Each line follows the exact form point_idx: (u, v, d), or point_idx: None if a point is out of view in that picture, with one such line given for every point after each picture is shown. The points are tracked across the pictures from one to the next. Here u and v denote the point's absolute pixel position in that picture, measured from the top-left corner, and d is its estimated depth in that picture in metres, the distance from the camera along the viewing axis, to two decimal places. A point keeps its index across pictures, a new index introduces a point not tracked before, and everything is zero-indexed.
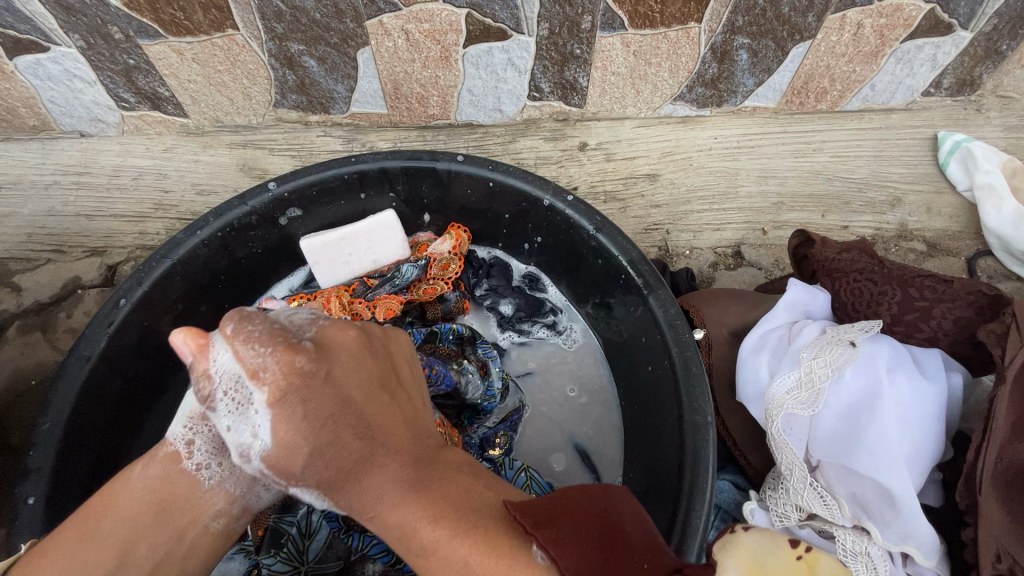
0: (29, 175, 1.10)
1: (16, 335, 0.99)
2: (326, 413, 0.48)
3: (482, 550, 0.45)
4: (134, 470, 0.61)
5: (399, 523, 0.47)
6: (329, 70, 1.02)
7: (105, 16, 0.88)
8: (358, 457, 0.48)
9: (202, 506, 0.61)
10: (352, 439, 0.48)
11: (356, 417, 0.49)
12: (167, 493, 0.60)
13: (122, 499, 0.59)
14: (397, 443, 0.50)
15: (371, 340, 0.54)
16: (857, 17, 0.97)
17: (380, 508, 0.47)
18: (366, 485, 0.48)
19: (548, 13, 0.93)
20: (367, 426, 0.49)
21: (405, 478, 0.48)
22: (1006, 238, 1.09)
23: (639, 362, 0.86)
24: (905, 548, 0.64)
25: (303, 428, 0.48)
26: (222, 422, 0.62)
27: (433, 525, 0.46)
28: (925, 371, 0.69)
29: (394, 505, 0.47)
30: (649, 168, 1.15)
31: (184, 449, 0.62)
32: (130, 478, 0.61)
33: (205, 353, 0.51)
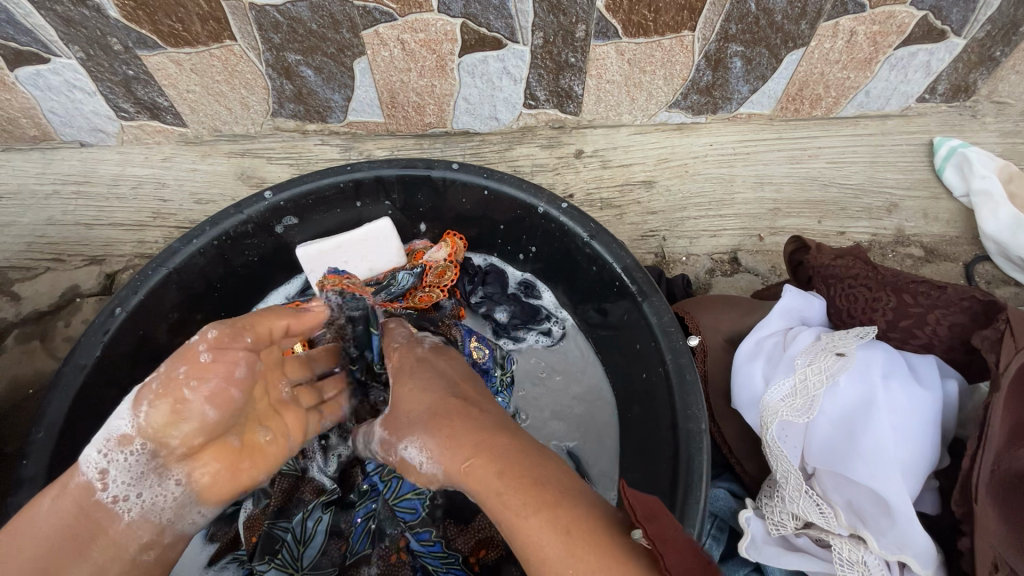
0: (29, 185, 1.11)
1: (14, 343, 0.99)
2: (435, 429, 0.64)
3: (576, 543, 0.50)
4: (42, 503, 0.58)
5: (506, 506, 0.54)
6: (326, 80, 1.03)
7: (104, 27, 0.89)
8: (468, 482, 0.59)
9: (120, 536, 0.61)
10: (447, 421, 0.64)
11: (459, 438, 0.62)
12: (84, 524, 0.59)
13: (37, 530, 0.56)
14: (467, 444, 0.61)
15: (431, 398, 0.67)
16: (850, 24, 0.98)
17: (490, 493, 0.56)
18: (467, 447, 0.61)
19: (542, 22, 0.93)
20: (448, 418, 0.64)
21: (501, 480, 0.56)
22: (1004, 243, 1.09)
23: (634, 368, 0.86)
24: (902, 557, 0.63)
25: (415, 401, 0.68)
26: (136, 455, 0.61)
27: (529, 514, 0.53)
28: (920, 378, 0.69)
29: (508, 522, 0.54)
30: (645, 175, 1.15)
31: (99, 479, 0.60)
32: (39, 512, 0.57)
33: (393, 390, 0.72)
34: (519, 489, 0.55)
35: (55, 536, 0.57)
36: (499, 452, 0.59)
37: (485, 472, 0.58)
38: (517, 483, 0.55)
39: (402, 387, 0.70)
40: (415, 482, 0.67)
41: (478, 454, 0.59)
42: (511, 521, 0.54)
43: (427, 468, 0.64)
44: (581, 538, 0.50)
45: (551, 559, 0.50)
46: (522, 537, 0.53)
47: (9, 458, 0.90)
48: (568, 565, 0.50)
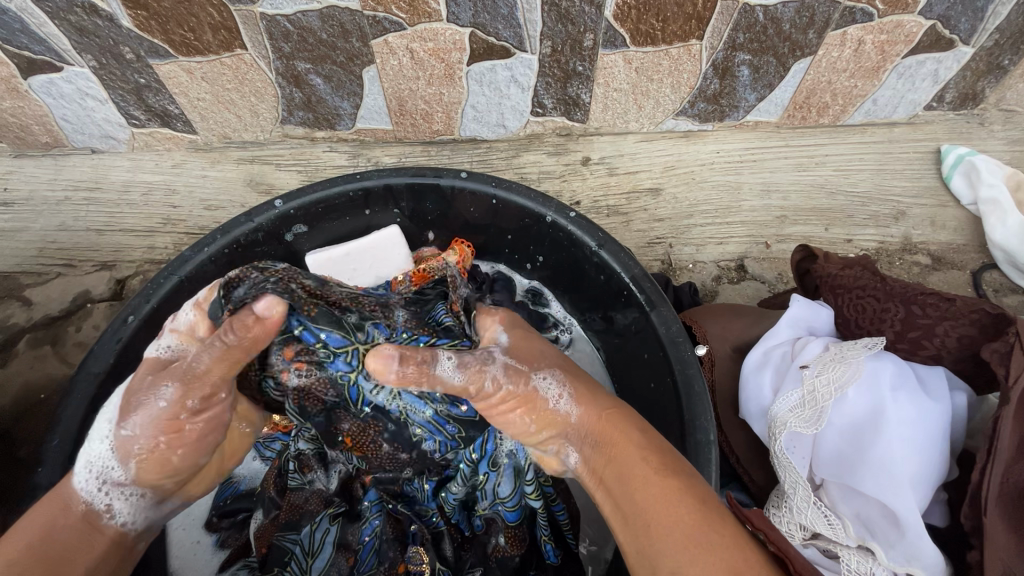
0: (41, 191, 1.12)
1: (25, 348, 1.00)
2: (580, 380, 0.65)
3: (711, 517, 0.52)
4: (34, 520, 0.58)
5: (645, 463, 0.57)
6: (335, 88, 1.04)
7: (117, 37, 0.90)
8: (605, 436, 0.61)
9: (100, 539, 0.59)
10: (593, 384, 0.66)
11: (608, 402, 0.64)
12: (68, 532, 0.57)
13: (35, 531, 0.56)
14: (610, 409, 0.63)
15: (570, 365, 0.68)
16: (858, 33, 0.98)
17: (631, 451, 0.58)
18: (610, 411, 0.62)
19: (551, 32, 0.94)
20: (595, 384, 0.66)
21: (647, 446, 0.58)
22: (1011, 251, 1.09)
23: (642, 376, 0.86)
24: (911, 569, 0.63)
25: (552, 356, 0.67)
26: (110, 472, 0.60)
27: (669, 478, 0.55)
28: (928, 389, 0.69)
29: (640, 481, 0.55)
30: (651, 182, 1.16)
31: (104, 504, 0.60)
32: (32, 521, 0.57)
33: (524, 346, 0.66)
34: (663, 460, 0.57)
35: (45, 532, 0.56)
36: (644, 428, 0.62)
37: (631, 432, 0.60)
38: (658, 456, 0.58)
39: (539, 338, 0.69)
40: (530, 421, 0.62)
41: (618, 411, 0.63)
42: (638, 480, 0.56)
43: (564, 405, 0.63)
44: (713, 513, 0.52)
45: (681, 521, 0.51)
46: (655, 491, 0.54)
47: (21, 463, 0.91)
48: (690, 526, 0.51)
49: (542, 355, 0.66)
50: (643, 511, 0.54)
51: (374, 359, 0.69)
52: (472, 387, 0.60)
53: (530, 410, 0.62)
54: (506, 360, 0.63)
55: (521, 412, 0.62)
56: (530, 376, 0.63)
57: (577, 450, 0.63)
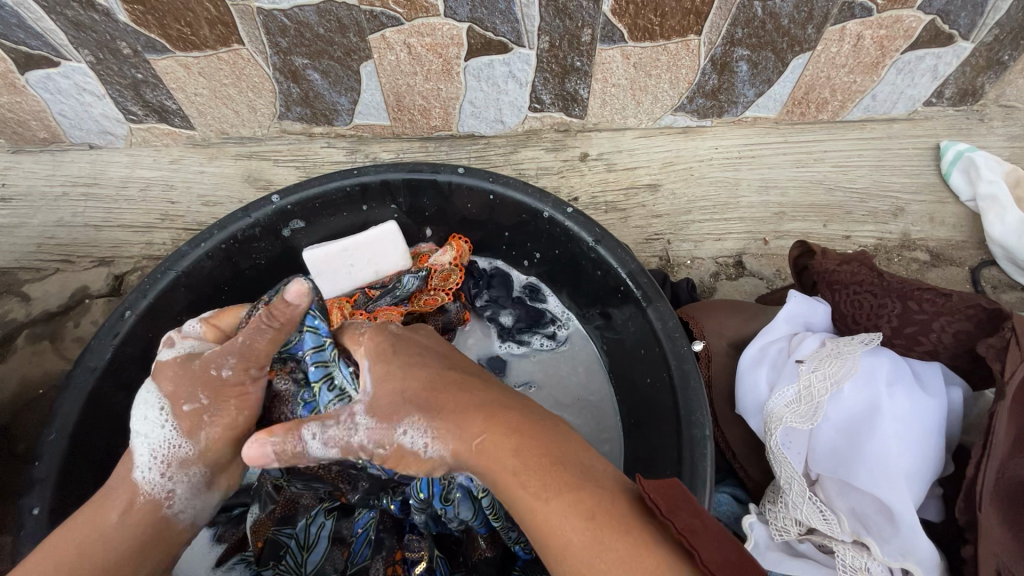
0: (39, 187, 1.12)
1: (24, 344, 1.00)
2: (447, 413, 0.57)
3: (601, 525, 0.48)
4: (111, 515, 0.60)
5: (523, 482, 0.51)
6: (332, 83, 1.03)
7: (114, 32, 0.89)
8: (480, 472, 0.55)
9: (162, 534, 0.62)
10: (464, 395, 0.59)
11: (481, 407, 0.57)
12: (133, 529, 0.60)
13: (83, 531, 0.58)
14: (473, 423, 0.56)
15: (443, 377, 0.60)
16: (856, 28, 0.97)
17: (501, 469, 0.52)
18: (473, 429, 0.55)
19: (549, 27, 0.94)
20: (463, 391, 0.59)
21: (518, 453, 0.53)
22: (1010, 248, 1.09)
23: (639, 372, 0.86)
24: (906, 564, 0.64)
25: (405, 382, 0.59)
26: (171, 455, 0.63)
27: (549, 488, 0.50)
28: (924, 386, 0.69)
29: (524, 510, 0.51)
30: (650, 178, 1.16)
31: (164, 494, 0.63)
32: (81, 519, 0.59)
33: (384, 382, 0.60)
34: (535, 472, 0.51)
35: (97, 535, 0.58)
36: (523, 429, 0.55)
37: (498, 447, 0.53)
38: (536, 460, 0.52)
39: (389, 360, 0.62)
40: (411, 472, 0.59)
41: (492, 424, 0.55)
42: (522, 491, 0.51)
43: (433, 449, 0.56)
44: (599, 521, 0.48)
45: (572, 545, 0.48)
46: (537, 500, 0.50)
47: (19, 458, 0.91)
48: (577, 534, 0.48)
49: (401, 397, 0.58)
50: (532, 524, 0.50)
51: (341, 358, 0.72)
52: (340, 416, 0.59)
53: (406, 452, 0.57)
54: (365, 411, 0.59)
55: (400, 460, 0.57)
56: (392, 429, 0.57)
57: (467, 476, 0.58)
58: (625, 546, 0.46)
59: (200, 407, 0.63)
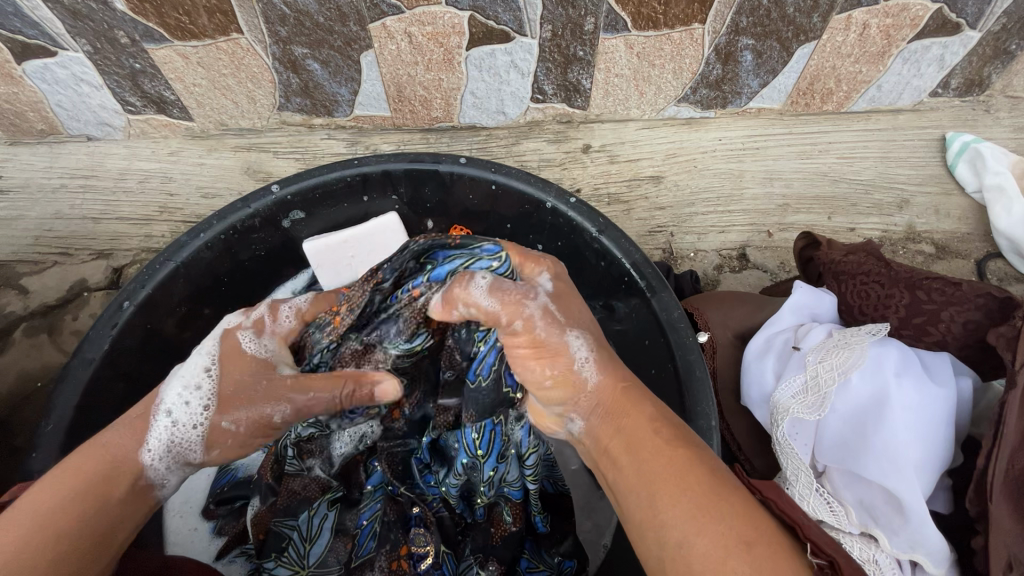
0: (37, 178, 1.11)
1: (22, 337, 0.99)
2: (606, 346, 0.62)
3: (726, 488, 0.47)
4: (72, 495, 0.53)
5: (652, 433, 0.52)
6: (333, 73, 1.02)
7: (111, 20, 0.88)
8: (607, 408, 0.57)
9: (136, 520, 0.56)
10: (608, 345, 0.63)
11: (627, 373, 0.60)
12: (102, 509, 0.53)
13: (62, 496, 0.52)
14: (616, 371, 0.59)
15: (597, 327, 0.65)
16: (862, 17, 0.96)
17: (635, 421, 0.54)
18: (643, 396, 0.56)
19: (551, 15, 0.92)
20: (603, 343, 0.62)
21: (652, 415, 0.54)
22: (1016, 240, 1.08)
23: (643, 364, 0.85)
24: (914, 556, 0.63)
25: (580, 313, 0.63)
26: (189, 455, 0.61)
27: (674, 448, 0.51)
28: (933, 376, 0.68)
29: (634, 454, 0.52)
30: (653, 170, 1.15)
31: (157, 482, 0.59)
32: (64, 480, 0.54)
33: (566, 304, 0.63)
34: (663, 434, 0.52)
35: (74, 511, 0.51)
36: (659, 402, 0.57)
37: (642, 403, 0.56)
38: (672, 424, 0.53)
39: (581, 297, 0.66)
40: (547, 374, 0.60)
41: (635, 385, 0.58)
42: (647, 447, 0.51)
43: (587, 371, 0.59)
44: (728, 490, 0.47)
45: (689, 497, 0.46)
46: (668, 466, 0.49)
47: (18, 450, 0.90)
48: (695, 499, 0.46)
49: (578, 314, 0.63)
50: (646, 485, 0.49)
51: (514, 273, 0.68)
52: (502, 310, 0.61)
53: (551, 343, 0.60)
54: (548, 300, 0.62)
55: (540, 336, 0.60)
56: (563, 330, 0.60)
57: (586, 420, 0.59)
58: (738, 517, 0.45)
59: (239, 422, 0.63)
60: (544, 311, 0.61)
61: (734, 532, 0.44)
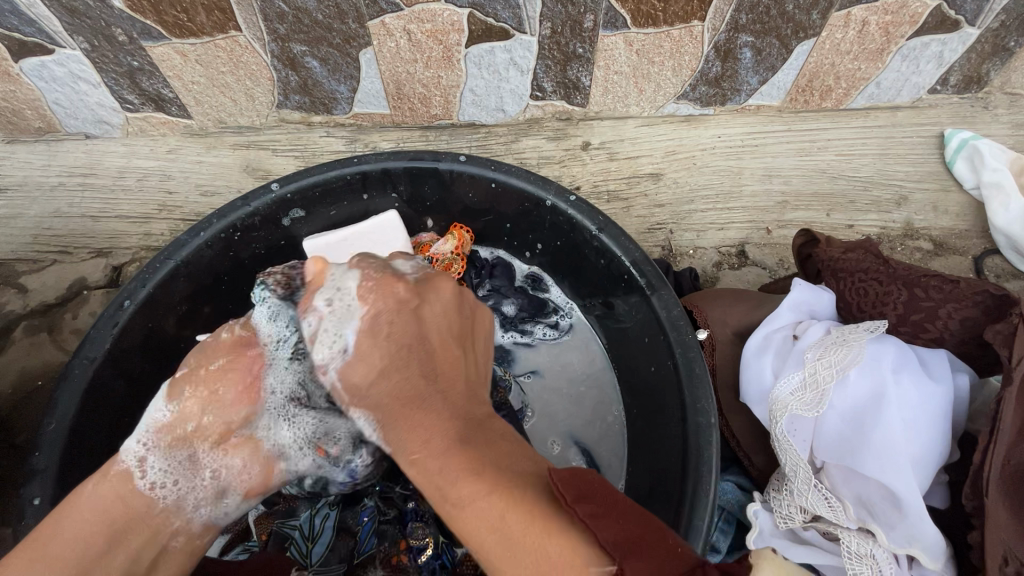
0: (35, 177, 1.11)
1: (22, 335, 0.99)
2: (388, 339, 0.59)
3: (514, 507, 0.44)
4: (86, 486, 0.61)
5: (441, 474, 0.48)
6: (332, 71, 1.02)
7: (109, 18, 0.88)
8: (402, 399, 0.55)
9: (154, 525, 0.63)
10: (418, 375, 0.56)
11: (425, 353, 0.58)
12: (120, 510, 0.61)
13: (79, 523, 0.59)
14: (447, 376, 0.57)
15: (464, 304, 0.64)
16: (862, 14, 0.96)
17: (426, 452, 0.50)
18: (422, 424, 0.52)
19: (550, 12, 0.92)
20: (432, 365, 0.57)
21: (457, 438, 0.50)
22: (1014, 236, 1.08)
23: (642, 362, 0.86)
24: (911, 550, 0.63)
25: (383, 349, 0.58)
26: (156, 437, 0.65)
27: (471, 478, 0.46)
28: (931, 372, 0.69)
29: (440, 456, 0.49)
30: (652, 167, 1.15)
31: (138, 469, 0.63)
32: (79, 501, 0.60)
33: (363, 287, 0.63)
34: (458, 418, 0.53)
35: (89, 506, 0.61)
36: (457, 414, 0.53)
37: (433, 423, 0.52)
38: (462, 452, 0.49)
39: (405, 277, 0.64)
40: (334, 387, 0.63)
41: (450, 394, 0.55)
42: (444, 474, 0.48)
43: (354, 366, 0.60)
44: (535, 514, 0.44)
45: (484, 520, 0.44)
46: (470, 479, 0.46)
47: (20, 449, 0.91)
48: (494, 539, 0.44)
49: (409, 328, 0.59)
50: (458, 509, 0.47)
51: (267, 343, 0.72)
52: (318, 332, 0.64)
53: (393, 332, 0.59)
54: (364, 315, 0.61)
55: (375, 320, 0.60)
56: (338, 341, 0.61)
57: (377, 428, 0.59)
58: (551, 545, 0.42)
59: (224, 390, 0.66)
60: (343, 308, 0.63)
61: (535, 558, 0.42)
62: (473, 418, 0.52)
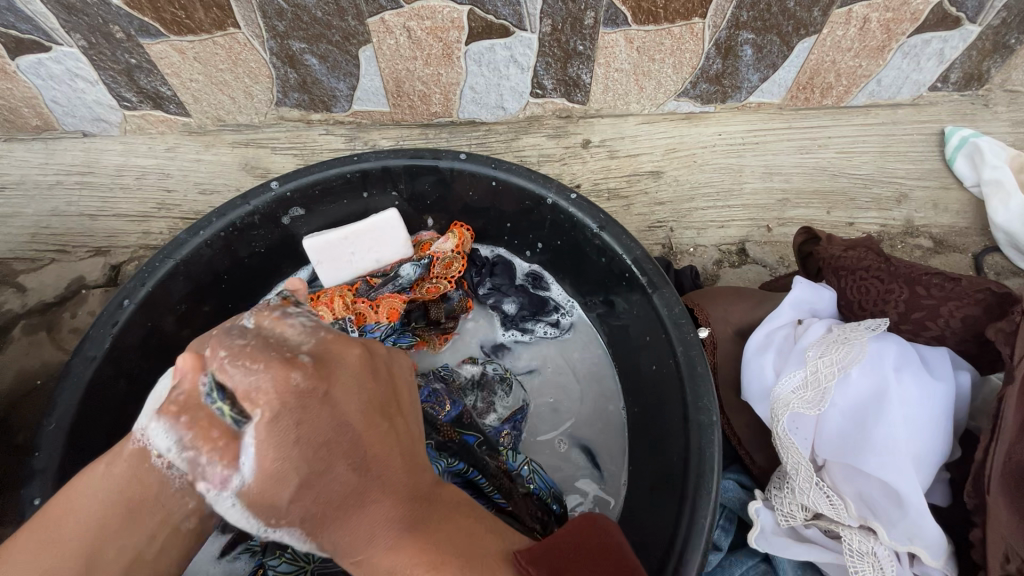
0: (32, 175, 1.10)
1: (21, 335, 0.99)
2: (306, 444, 0.49)
3: None
4: (97, 468, 0.56)
5: (393, 567, 0.49)
6: (331, 68, 1.01)
7: (106, 15, 0.87)
8: (332, 502, 0.50)
9: (172, 504, 0.56)
10: (348, 467, 0.50)
11: (356, 442, 0.51)
12: (139, 489, 0.55)
13: (93, 494, 0.54)
14: (387, 457, 0.52)
15: (378, 361, 0.56)
16: (863, 11, 0.96)
17: (371, 549, 0.50)
18: (357, 520, 0.51)
19: (551, 10, 0.92)
20: (363, 452, 0.51)
21: (399, 513, 0.51)
22: (1014, 234, 1.08)
23: (644, 360, 0.86)
24: (911, 547, 0.64)
25: (295, 454, 0.48)
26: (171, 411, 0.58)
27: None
28: (932, 370, 0.69)
29: (387, 548, 0.50)
30: (652, 165, 1.14)
31: (152, 444, 0.56)
32: (91, 479, 0.55)
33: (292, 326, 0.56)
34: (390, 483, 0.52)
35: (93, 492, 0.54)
36: (403, 489, 0.53)
37: (383, 520, 0.51)
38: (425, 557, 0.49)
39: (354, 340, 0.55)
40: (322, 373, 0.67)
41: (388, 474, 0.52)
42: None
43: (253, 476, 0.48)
44: None
45: None
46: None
47: (19, 449, 0.90)
48: None
49: (345, 398, 0.51)
50: None
51: None
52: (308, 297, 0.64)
53: (307, 439, 0.49)
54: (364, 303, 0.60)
55: (280, 412, 0.48)
56: (237, 432, 0.49)
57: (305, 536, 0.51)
58: None
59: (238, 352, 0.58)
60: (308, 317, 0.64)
61: None
62: (422, 508, 0.52)
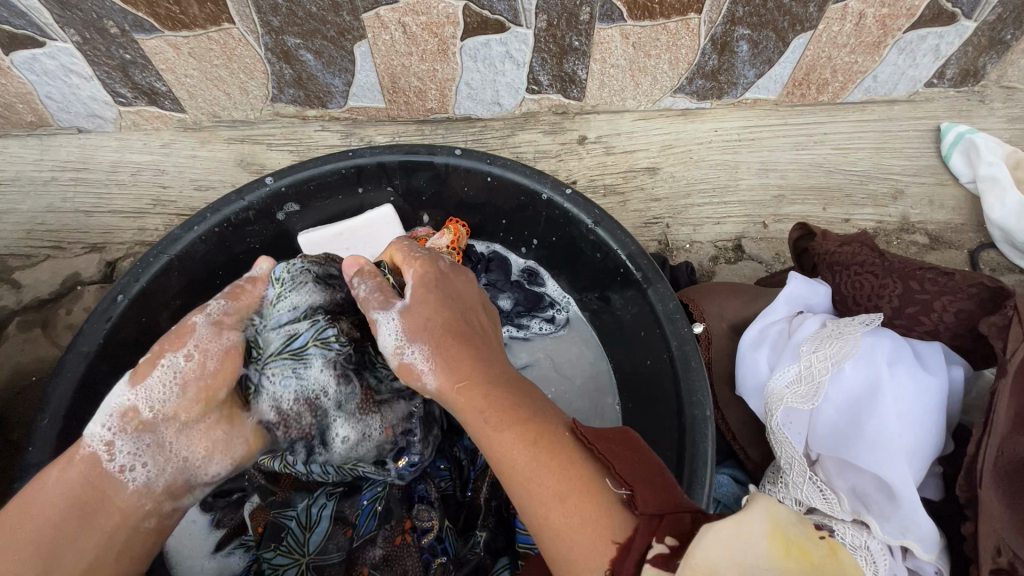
0: (27, 171, 1.10)
1: (16, 331, 0.98)
2: (444, 297, 0.63)
3: (542, 453, 0.51)
4: (50, 475, 0.57)
5: (483, 403, 0.55)
6: (326, 64, 1.01)
7: (100, 9, 0.87)
8: (453, 339, 0.60)
9: (128, 508, 0.58)
10: (465, 324, 0.62)
11: (471, 320, 0.63)
12: (91, 492, 0.57)
13: (49, 499, 0.55)
14: (489, 339, 0.63)
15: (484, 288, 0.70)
16: (859, 6, 0.96)
17: (470, 384, 0.56)
18: (468, 360, 0.58)
19: (546, 5, 0.92)
20: (476, 328, 0.62)
21: (495, 377, 0.57)
22: (1009, 230, 1.08)
23: (638, 355, 0.86)
24: (905, 541, 0.64)
25: (439, 298, 0.63)
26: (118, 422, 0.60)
27: (513, 424, 0.53)
28: (925, 365, 0.69)
29: (480, 388, 0.56)
30: (649, 161, 1.14)
31: (104, 450, 0.58)
32: (46, 483, 0.57)
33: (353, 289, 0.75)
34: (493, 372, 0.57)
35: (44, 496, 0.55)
36: (496, 358, 0.60)
37: (478, 372, 0.57)
38: (509, 399, 0.55)
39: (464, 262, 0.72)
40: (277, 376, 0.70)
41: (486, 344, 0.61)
42: (490, 408, 0.54)
43: (413, 312, 0.62)
44: (569, 457, 0.51)
45: (520, 460, 0.51)
46: (524, 432, 0.52)
47: (14, 445, 0.90)
48: (534, 466, 0.50)
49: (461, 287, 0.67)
50: (515, 456, 0.51)
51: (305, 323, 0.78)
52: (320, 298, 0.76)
53: (442, 297, 0.63)
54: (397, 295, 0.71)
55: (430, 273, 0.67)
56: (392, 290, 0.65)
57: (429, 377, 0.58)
58: (575, 473, 0.50)
59: (197, 352, 0.62)
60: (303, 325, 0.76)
61: (552, 480, 0.50)
62: (517, 379, 0.58)
